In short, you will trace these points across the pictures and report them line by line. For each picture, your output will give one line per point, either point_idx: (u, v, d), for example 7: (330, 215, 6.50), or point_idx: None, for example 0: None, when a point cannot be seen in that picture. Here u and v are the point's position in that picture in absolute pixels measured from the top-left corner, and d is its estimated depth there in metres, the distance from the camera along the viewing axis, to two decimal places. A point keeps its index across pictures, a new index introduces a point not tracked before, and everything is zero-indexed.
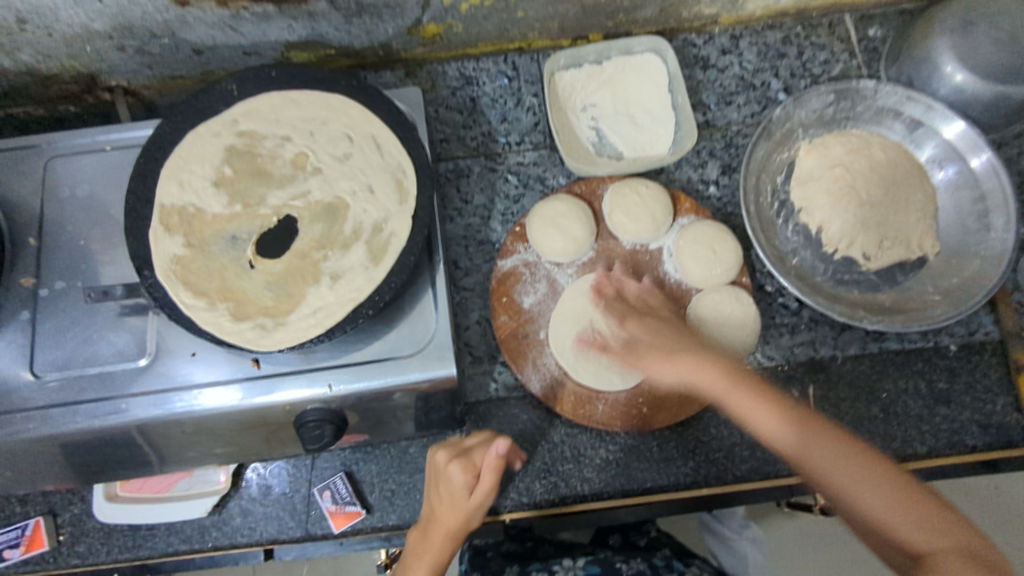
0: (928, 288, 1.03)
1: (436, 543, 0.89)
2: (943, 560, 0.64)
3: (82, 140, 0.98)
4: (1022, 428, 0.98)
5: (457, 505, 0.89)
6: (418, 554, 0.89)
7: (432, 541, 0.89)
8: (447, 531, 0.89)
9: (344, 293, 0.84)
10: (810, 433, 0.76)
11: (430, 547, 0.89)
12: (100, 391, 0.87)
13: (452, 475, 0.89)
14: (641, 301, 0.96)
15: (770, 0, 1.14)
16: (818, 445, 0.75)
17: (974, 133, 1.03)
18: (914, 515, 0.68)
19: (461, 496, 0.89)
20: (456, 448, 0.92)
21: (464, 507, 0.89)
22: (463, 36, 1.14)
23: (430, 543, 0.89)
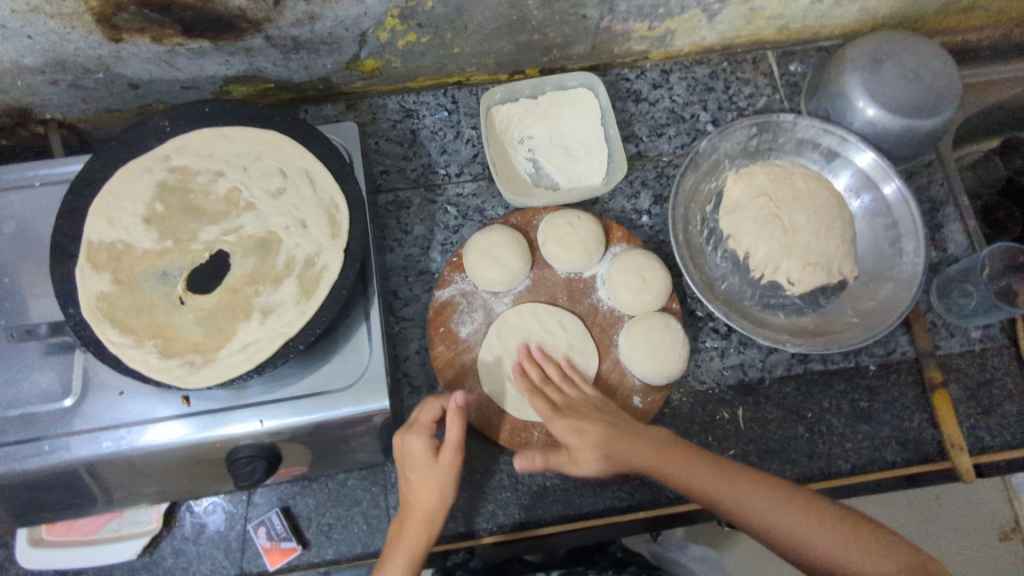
0: (848, 311, 1.08)
1: (415, 524, 0.86)
2: None
3: (9, 176, 0.97)
4: (938, 443, 1.03)
5: (428, 475, 0.87)
6: (401, 539, 0.86)
7: (411, 522, 0.86)
8: (424, 509, 0.86)
9: (275, 328, 0.84)
10: (755, 487, 0.84)
11: (412, 529, 0.86)
12: (23, 433, 0.85)
13: (410, 448, 0.88)
14: (565, 382, 0.97)
15: (697, 38, 1.20)
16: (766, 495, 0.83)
17: (884, 163, 1.10)
18: (856, 544, 0.79)
19: (427, 464, 0.88)
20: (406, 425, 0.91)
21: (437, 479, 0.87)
22: (402, 70, 1.16)
23: (410, 523, 0.86)
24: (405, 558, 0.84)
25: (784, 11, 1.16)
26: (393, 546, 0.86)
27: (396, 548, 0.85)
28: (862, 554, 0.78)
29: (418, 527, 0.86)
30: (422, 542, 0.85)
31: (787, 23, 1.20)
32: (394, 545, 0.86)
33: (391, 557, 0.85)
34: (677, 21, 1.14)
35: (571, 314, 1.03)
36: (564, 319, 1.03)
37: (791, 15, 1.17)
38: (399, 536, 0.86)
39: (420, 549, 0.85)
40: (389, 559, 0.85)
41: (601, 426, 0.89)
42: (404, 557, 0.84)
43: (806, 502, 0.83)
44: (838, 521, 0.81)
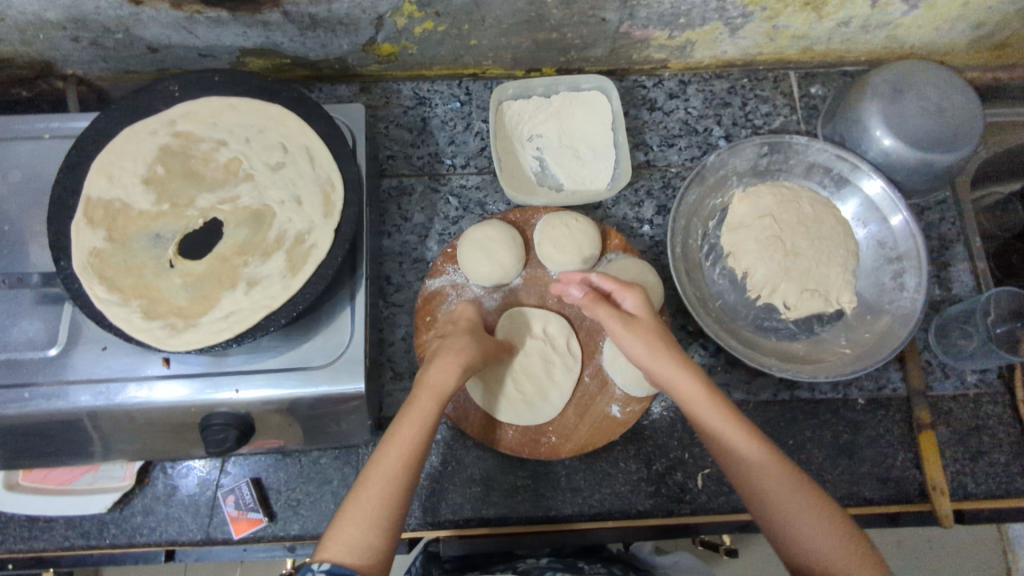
0: (841, 340, 1.06)
1: (444, 369, 0.88)
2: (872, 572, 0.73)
3: (21, 126, 0.99)
4: (918, 484, 1.01)
5: (448, 361, 0.89)
6: (429, 377, 0.87)
7: (443, 366, 0.88)
8: (456, 359, 0.89)
9: (258, 301, 0.85)
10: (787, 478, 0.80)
11: (442, 371, 0.88)
12: (6, 377, 0.87)
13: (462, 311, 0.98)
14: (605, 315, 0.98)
15: (718, 51, 1.18)
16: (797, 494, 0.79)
17: (894, 194, 1.08)
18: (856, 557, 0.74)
19: (449, 361, 0.89)
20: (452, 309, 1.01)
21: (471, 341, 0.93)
22: (418, 57, 1.16)
23: (440, 366, 0.89)
24: (433, 399, 0.85)
25: (808, 31, 1.14)
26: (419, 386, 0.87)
27: (422, 386, 0.87)
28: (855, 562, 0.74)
29: (448, 369, 0.88)
30: (451, 383, 0.87)
31: (811, 44, 1.18)
32: (422, 383, 0.87)
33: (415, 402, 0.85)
34: (698, 32, 1.12)
35: (557, 319, 1.03)
36: (550, 322, 1.02)
37: (815, 36, 1.15)
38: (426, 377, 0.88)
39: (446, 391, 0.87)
40: (417, 399, 0.85)
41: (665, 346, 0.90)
42: (432, 394, 0.86)
43: (842, 520, 0.77)
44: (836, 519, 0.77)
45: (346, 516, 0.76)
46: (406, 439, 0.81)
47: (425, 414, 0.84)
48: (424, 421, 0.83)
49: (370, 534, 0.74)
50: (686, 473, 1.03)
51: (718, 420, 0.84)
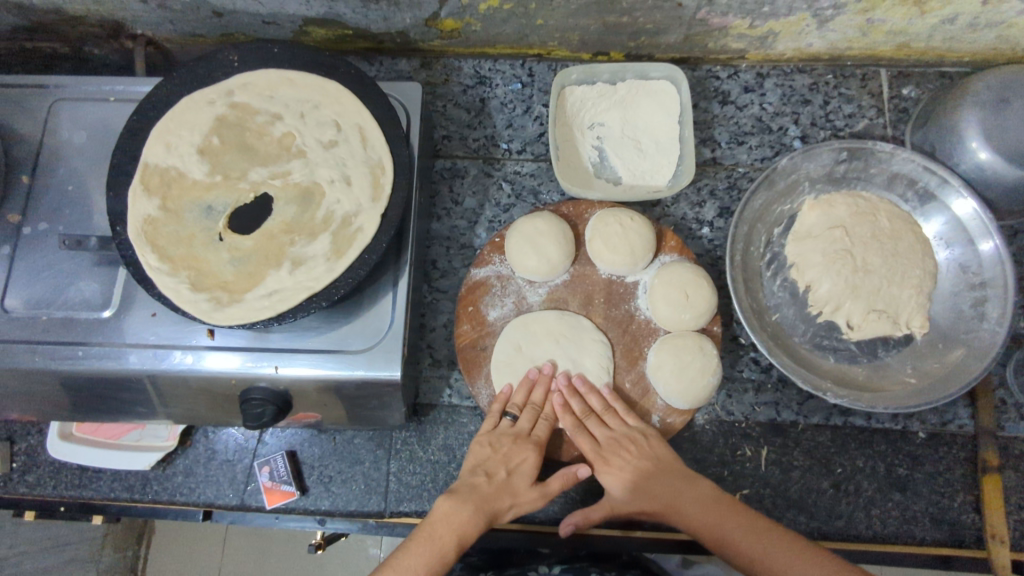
0: (906, 368, 0.99)
1: (473, 512, 0.82)
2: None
3: (88, 87, 1.01)
4: (976, 529, 0.95)
5: (476, 515, 0.82)
6: (452, 515, 0.81)
7: (470, 507, 0.82)
8: (484, 505, 0.83)
9: (301, 281, 0.85)
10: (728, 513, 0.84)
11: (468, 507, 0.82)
12: (62, 335, 0.90)
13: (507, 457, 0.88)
14: (609, 413, 0.93)
15: (802, 44, 1.10)
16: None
17: (986, 217, 0.98)
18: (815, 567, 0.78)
19: (475, 512, 0.82)
20: (512, 433, 0.91)
21: (512, 486, 0.87)
22: (481, 35, 1.12)
23: (468, 508, 0.82)
24: (452, 542, 0.80)
25: (907, 27, 1.04)
26: (437, 519, 0.81)
27: (436, 523, 0.81)
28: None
29: (471, 515, 0.82)
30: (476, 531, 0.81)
31: (909, 41, 1.08)
32: (443, 517, 0.81)
33: (425, 536, 0.80)
34: (782, 23, 1.04)
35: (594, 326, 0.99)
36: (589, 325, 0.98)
37: (914, 33, 1.05)
38: (449, 513, 0.82)
39: (466, 537, 0.81)
40: (433, 532, 0.80)
41: (652, 484, 0.88)
42: (451, 537, 0.80)
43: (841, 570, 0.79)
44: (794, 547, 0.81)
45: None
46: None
47: (435, 555, 0.78)
48: (432, 561, 0.78)
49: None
50: None
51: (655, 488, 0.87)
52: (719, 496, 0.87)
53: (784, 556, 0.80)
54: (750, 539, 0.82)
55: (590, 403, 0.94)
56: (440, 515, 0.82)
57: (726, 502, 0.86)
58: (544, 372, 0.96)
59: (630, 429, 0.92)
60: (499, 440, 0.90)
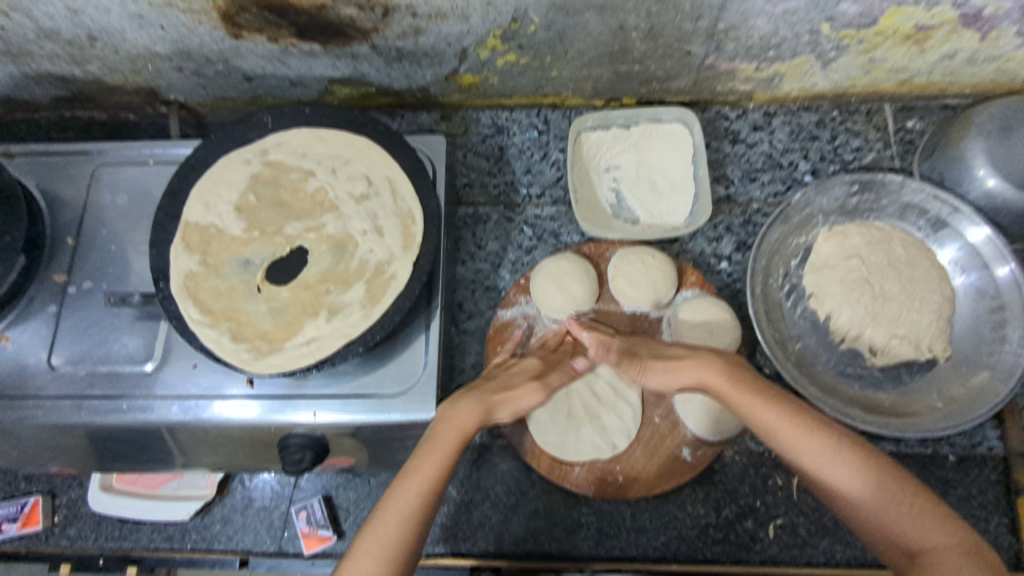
0: (933, 395, 0.99)
1: (473, 405, 0.84)
2: (934, 552, 0.64)
3: (129, 152, 1.06)
4: (1015, 552, 0.95)
5: (473, 407, 0.85)
6: (452, 412, 0.83)
7: (472, 404, 0.84)
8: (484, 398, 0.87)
9: (338, 328, 0.88)
10: (794, 420, 0.75)
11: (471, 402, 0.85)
12: (107, 389, 0.93)
13: (516, 364, 0.95)
14: (610, 349, 0.98)
15: (807, 83, 1.14)
16: (846, 467, 0.71)
17: (1000, 242, 1.01)
18: (892, 492, 0.68)
19: (473, 406, 0.85)
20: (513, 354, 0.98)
21: (512, 382, 0.91)
22: (498, 87, 1.18)
23: (467, 402, 0.85)
24: (456, 436, 0.80)
25: (908, 64, 1.08)
26: (440, 422, 0.81)
27: (441, 431, 0.80)
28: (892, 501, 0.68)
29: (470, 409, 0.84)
30: (474, 418, 0.83)
31: (911, 77, 1.12)
32: (445, 418, 0.82)
33: (434, 442, 0.79)
34: (787, 65, 1.09)
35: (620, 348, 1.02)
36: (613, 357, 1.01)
37: (916, 69, 1.09)
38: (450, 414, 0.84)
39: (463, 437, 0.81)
40: (438, 436, 0.80)
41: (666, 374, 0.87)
42: (451, 434, 0.80)
43: (928, 503, 0.67)
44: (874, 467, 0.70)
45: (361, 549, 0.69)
46: (425, 482, 0.75)
47: (443, 455, 0.77)
48: (442, 462, 0.77)
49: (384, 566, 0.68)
50: (757, 521, 0.99)
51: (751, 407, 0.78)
52: (745, 372, 0.82)
53: (847, 468, 0.71)
54: (806, 442, 0.73)
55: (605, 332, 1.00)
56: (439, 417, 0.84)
57: (742, 391, 0.79)
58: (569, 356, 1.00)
59: (630, 356, 0.96)
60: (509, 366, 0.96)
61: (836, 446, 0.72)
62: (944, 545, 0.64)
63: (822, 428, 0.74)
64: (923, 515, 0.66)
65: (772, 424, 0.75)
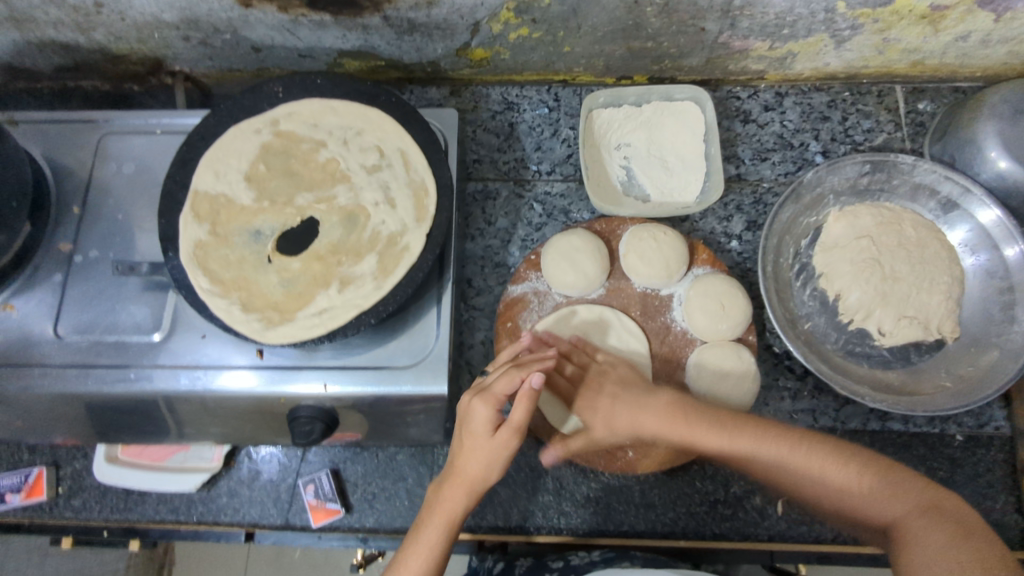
0: (941, 374, 1.00)
1: (454, 489, 0.83)
2: (907, 525, 0.73)
3: (136, 121, 1.05)
4: (1020, 530, 0.96)
5: (482, 447, 0.82)
6: (438, 501, 0.84)
7: (453, 491, 0.83)
8: (483, 450, 0.82)
9: (350, 299, 0.87)
10: (737, 435, 0.83)
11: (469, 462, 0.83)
12: (114, 358, 0.92)
13: (479, 412, 0.82)
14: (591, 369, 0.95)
15: (820, 63, 1.14)
16: (808, 462, 0.80)
17: (1009, 224, 1.00)
18: (847, 473, 0.78)
19: (484, 434, 0.82)
20: (480, 387, 0.85)
21: (477, 445, 0.82)
22: (509, 63, 1.17)
23: (448, 488, 0.84)
24: (443, 520, 0.82)
25: (921, 45, 1.08)
26: (427, 508, 0.84)
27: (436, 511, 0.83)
28: (851, 487, 0.78)
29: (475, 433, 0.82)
30: (460, 507, 0.83)
31: (923, 59, 1.12)
32: (432, 504, 0.84)
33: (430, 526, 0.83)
34: (801, 44, 1.08)
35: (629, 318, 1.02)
36: (625, 330, 1.01)
37: (928, 50, 1.09)
38: (471, 415, 0.83)
39: (458, 514, 0.83)
40: (426, 523, 0.83)
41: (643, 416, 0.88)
42: (441, 522, 0.83)
43: (877, 473, 0.78)
44: (829, 458, 0.80)
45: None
46: (416, 569, 0.80)
47: (434, 538, 0.82)
48: (433, 552, 0.81)
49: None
50: (765, 498, 1.00)
51: (683, 431, 0.86)
52: (674, 401, 0.88)
53: (797, 465, 0.80)
54: (754, 451, 0.82)
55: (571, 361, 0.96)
56: (464, 418, 0.84)
57: (679, 414, 0.87)
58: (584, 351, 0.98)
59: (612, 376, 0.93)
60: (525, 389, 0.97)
61: (798, 448, 0.81)
62: (911, 513, 0.73)
63: (763, 434, 0.83)
64: (885, 492, 0.76)
65: (721, 447, 0.84)
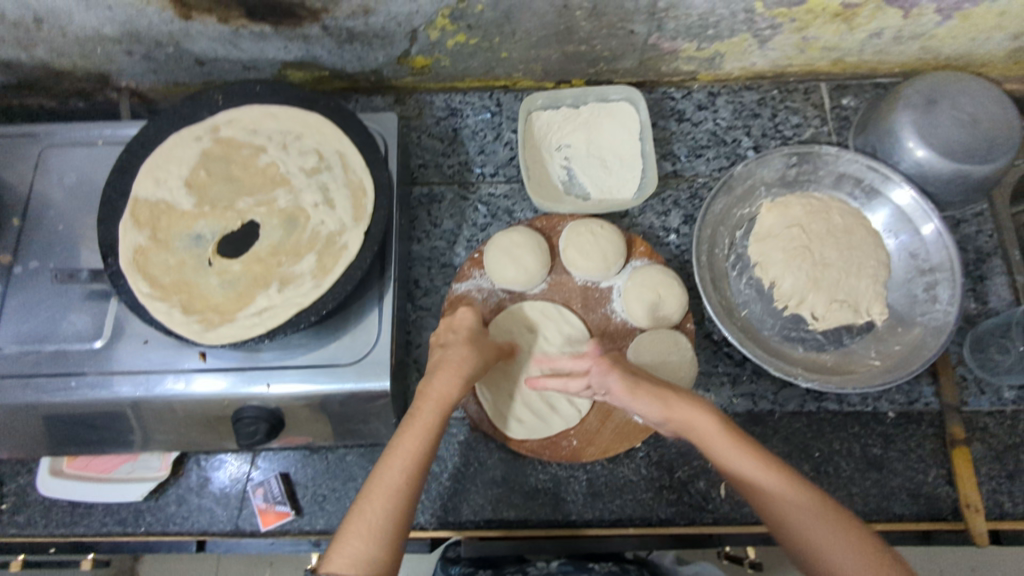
0: (871, 352, 1.04)
1: (449, 380, 0.89)
2: None
3: (78, 133, 1.05)
4: (953, 502, 0.99)
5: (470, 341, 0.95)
6: (431, 389, 0.88)
7: (436, 391, 0.89)
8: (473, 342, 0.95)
9: (290, 298, 0.88)
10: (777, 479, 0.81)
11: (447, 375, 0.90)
12: (54, 367, 0.91)
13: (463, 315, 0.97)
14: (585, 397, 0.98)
15: (747, 63, 1.19)
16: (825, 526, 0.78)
17: (925, 202, 1.07)
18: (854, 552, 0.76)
19: (470, 332, 0.96)
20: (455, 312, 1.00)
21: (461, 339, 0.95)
22: (450, 70, 1.20)
23: (443, 377, 0.89)
24: (437, 407, 0.87)
25: (839, 43, 1.14)
26: (421, 398, 0.88)
27: (421, 411, 0.87)
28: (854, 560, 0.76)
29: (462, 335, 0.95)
30: (453, 393, 0.88)
31: (843, 56, 1.18)
32: (424, 394, 0.88)
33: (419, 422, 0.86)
34: (726, 44, 1.13)
35: (574, 315, 1.04)
36: (564, 320, 1.04)
37: (846, 47, 1.15)
38: (457, 323, 0.98)
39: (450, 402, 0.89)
40: (419, 410, 0.87)
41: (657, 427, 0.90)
42: (427, 419, 0.86)
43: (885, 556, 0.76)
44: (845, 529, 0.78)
45: (351, 529, 0.77)
46: (412, 451, 0.83)
47: (429, 423, 0.86)
48: (428, 431, 0.85)
49: (371, 548, 0.76)
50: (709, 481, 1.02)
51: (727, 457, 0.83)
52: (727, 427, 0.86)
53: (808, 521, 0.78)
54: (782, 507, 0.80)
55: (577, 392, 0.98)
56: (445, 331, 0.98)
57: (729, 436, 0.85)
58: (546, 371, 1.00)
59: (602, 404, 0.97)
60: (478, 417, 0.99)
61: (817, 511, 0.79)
62: None
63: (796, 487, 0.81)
64: (872, 557, 0.75)
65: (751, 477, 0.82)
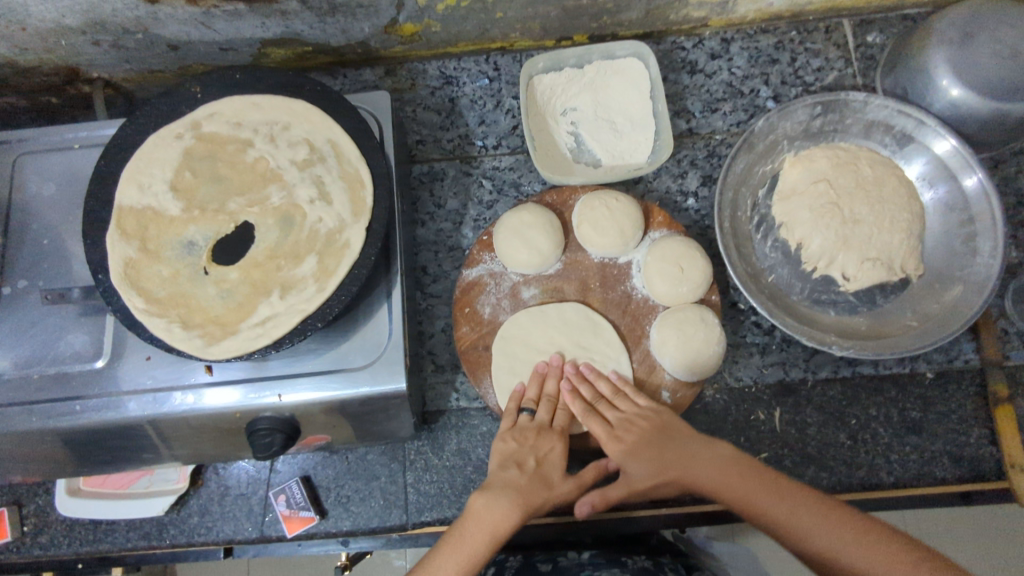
0: (908, 313, 0.99)
1: (507, 508, 0.78)
2: None
3: (50, 137, 0.98)
4: (996, 462, 0.97)
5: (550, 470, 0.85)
6: (483, 510, 0.78)
7: (497, 501, 0.79)
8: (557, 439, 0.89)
9: (293, 304, 0.83)
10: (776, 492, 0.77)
11: (529, 492, 0.81)
12: (57, 391, 0.88)
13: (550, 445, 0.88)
14: (618, 397, 0.93)
15: (763, 4, 1.09)
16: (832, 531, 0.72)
17: (966, 152, 0.98)
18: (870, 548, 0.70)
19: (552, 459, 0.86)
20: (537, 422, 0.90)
21: (551, 479, 0.85)
22: (442, 35, 1.11)
23: (504, 501, 0.79)
24: (487, 533, 0.76)
25: None
26: (469, 517, 0.78)
27: (469, 530, 0.76)
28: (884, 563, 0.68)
29: (558, 458, 0.87)
30: (511, 522, 0.77)
31: None
32: (475, 513, 0.78)
33: (467, 532, 0.76)
34: None
35: (573, 303, 0.99)
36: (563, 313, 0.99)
37: None
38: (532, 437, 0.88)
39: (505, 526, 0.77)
40: (467, 532, 0.76)
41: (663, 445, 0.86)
42: (483, 534, 0.76)
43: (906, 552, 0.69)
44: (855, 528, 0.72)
45: None
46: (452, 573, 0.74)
47: (474, 547, 0.75)
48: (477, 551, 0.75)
49: None
50: None
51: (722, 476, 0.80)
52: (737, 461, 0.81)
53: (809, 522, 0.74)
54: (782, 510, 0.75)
55: (600, 389, 0.94)
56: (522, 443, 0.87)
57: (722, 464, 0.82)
58: (552, 363, 0.96)
59: (640, 409, 0.91)
60: (518, 432, 0.89)
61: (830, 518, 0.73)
62: None
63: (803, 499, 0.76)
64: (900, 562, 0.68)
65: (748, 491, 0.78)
